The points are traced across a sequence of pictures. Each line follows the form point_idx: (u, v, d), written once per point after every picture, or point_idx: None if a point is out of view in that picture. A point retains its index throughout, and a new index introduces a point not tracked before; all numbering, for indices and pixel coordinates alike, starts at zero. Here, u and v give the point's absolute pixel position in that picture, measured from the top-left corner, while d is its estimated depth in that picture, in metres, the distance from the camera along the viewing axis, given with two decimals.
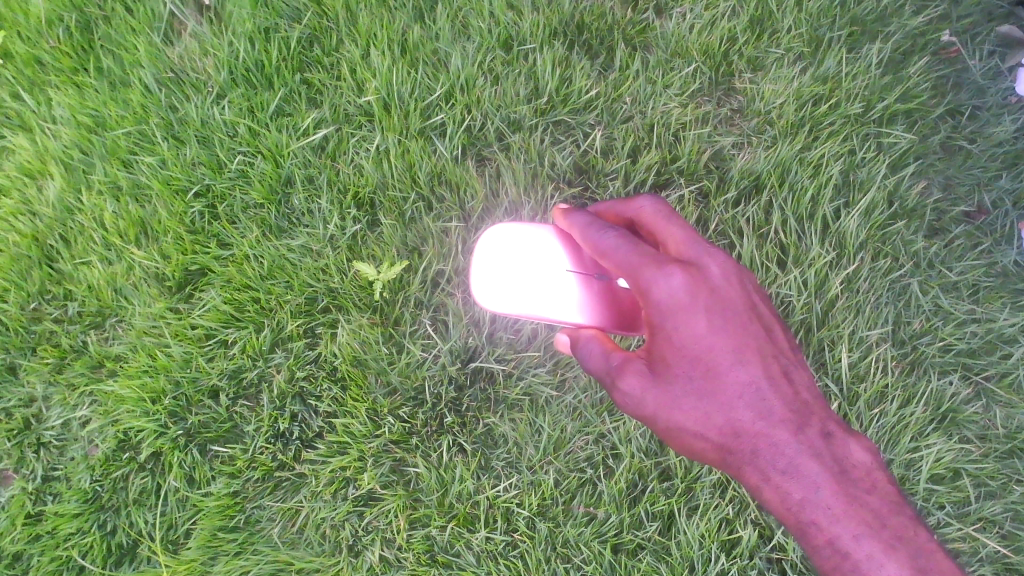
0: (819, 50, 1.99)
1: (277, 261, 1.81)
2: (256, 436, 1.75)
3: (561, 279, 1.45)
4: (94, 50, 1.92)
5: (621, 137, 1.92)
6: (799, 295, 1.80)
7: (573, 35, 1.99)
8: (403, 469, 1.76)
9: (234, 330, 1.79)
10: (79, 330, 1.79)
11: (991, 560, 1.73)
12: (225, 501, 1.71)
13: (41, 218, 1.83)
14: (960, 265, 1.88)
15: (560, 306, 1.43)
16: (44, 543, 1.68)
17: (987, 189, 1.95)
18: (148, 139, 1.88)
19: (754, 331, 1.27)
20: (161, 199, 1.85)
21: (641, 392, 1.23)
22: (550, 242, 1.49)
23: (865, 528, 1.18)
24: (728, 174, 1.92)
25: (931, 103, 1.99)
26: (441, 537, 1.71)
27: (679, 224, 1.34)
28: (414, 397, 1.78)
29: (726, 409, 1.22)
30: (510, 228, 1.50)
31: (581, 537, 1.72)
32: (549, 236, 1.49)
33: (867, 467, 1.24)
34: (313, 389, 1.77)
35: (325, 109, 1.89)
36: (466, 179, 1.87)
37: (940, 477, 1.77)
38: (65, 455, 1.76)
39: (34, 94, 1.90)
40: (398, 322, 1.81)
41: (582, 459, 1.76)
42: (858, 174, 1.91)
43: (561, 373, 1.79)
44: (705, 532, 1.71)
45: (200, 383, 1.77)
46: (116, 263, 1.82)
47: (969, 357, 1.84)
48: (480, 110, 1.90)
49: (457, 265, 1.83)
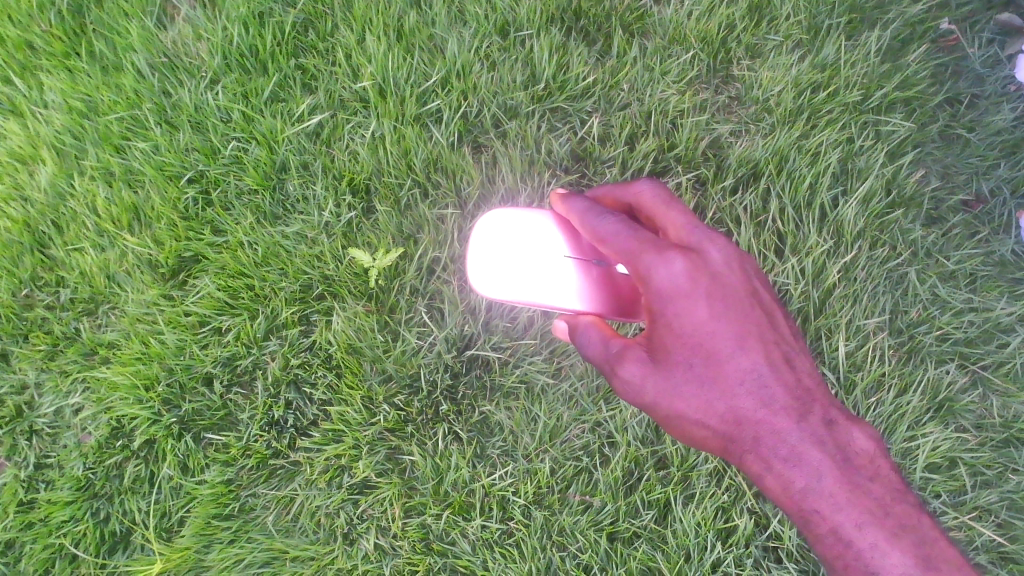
0: (818, 38, 1.98)
1: (271, 247, 1.80)
2: (251, 424, 1.74)
3: (559, 265, 1.44)
4: (86, 34, 1.90)
5: (619, 124, 1.91)
6: (796, 283, 1.80)
7: (570, 21, 1.97)
8: (398, 457, 1.75)
9: (228, 317, 1.78)
10: (72, 316, 1.78)
11: (986, 548, 1.73)
12: (219, 489, 1.70)
13: (32, 204, 1.81)
14: (958, 254, 1.87)
15: (558, 292, 1.42)
16: (37, 531, 1.67)
17: (985, 178, 1.94)
18: (141, 124, 1.86)
19: (755, 317, 1.26)
20: (154, 185, 1.83)
21: (641, 380, 1.22)
22: (546, 227, 1.48)
23: (868, 516, 1.18)
24: (725, 162, 1.90)
25: (930, 91, 1.98)
26: (436, 526, 1.71)
27: (678, 208, 1.33)
28: (410, 385, 1.77)
29: (727, 398, 1.21)
30: (507, 213, 1.50)
31: (578, 526, 1.71)
32: (546, 220, 1.49)
33: (869, 454, 1.24)
34: (307, 376, 1.76)
35: (319, 95, 1.87)
36: (463, 166, 1.85)
37: (936, 466, 1.76)
38: (58, 443, 1.75)
39: (25, 78, 1.88)
40: (394, 310, 1.80)
41: (579, 448, 1.76)
42: (856, 162, 1.90)
43: (558, 361, 1.79)
44: (701, 521, 1.70)
45: (194, 370, 1.75)
46: (109, 249, 1.81)
47: (966, 347, 1.84)
48: (477, 97, 1.89)
49: (453, 252, 1.82)
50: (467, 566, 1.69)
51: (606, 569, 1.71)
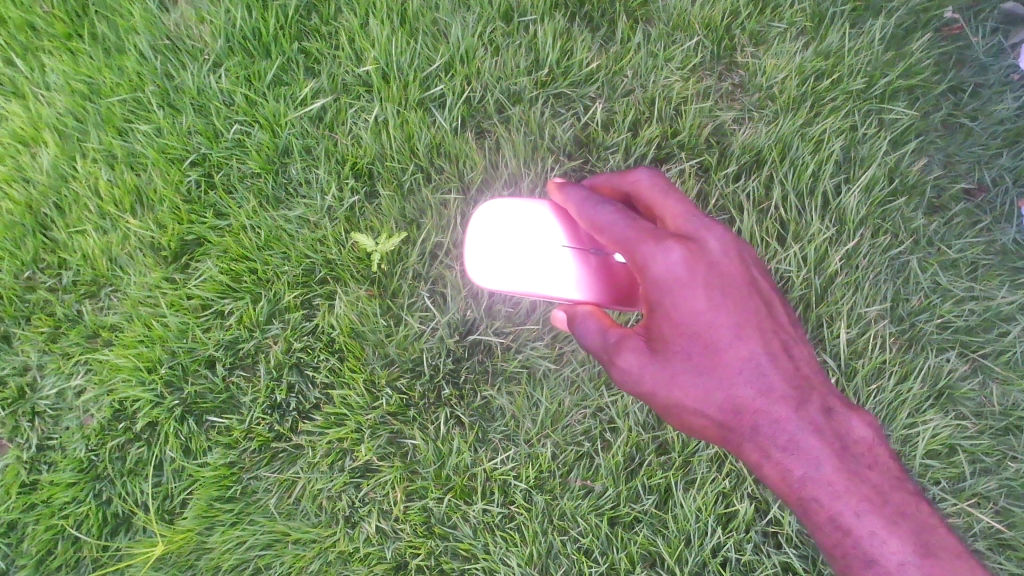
0: (822, 25, 1.98)
1: (274, 232, 1.80)
2: (253, 407, 1.74)
3: (556, 254, 1.43)
4: (88, 16, 1.89)
5: (622, 111, 1.91)
6: (799, 270, 1.80)
7: (574, 7, 1.97)
8: (400, 441, 1.75)
9: (230, 301, 1.78)
10: (74, 299, 1.78)
11: (984, 534, 1.74)
12: (221, 472, 1.71)
13: (34, 185, 1.81)
14: (960, 242, 1.88)
15: (558, 282, 1.42)
16: (39, 512, 1.67)
17: (987, 166, 1.95)
18: (144, 107, 1.86)
19: (754, 306, 1.26)
20: (156, 167, 1.83)
21: (639, 370, 1.23)
22: (543, 217, 1.48)
23: (867, 504, 1.18)
24: (729, 149, 1.91)
25: (933, 80, 1.98)
26: (438, 509, 1.71)
27: (677, 197, 1.33)
28: (412, 369, 1.77)
29: (725, 388, 1.21)
30: (505, 204, 1.49)
31: (579, 510, 1.72)
32: (543, 210, 1.48)
33: (868, 442, 1.25)
34: (310, 360, 1.76)
35: (322, 79, 1.87)
36: (465, 151, 1.85)
37: (936, 454, 1.77)
38: (59, 425, 1.75)
39: (27, 60, 1.87)
40: (397, 294, 1.80)
41: (580, 433, 1.76)
42: (859, 150, 1.90)
43: (560, 346, 1.79)
44: (701, 506, 1.70)
45: (196, 353, 1.75)
46: (111, 232, 1.81)
47: (967, 335, 1.84)
48: (481, 82, 1.89)
49: (456, 238, 1.82)
50: (469, 550, 1.70)
51: (607, 554, 1.71)
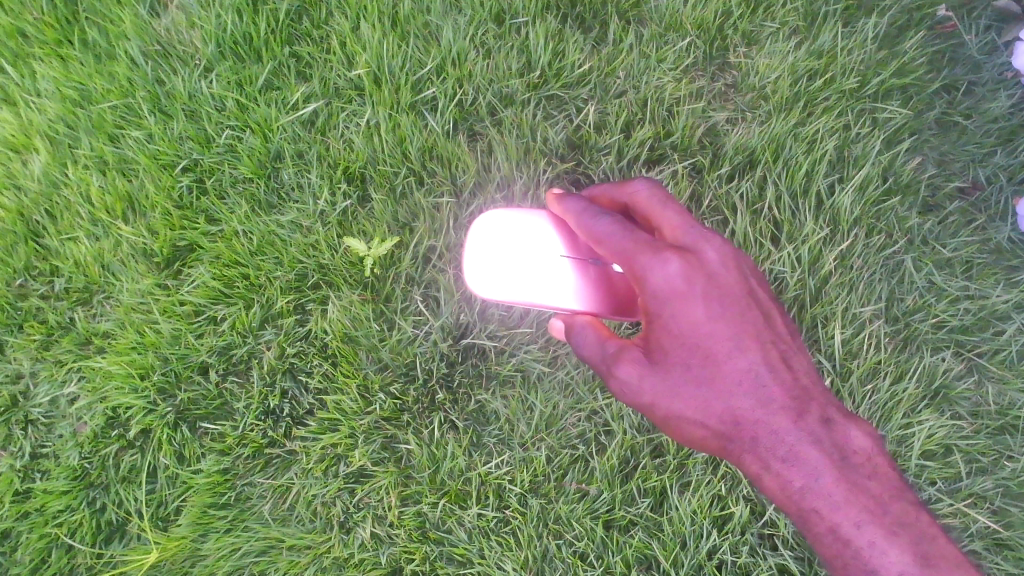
0: (815, 24, 1.97)
1: (266, 236, 1.80)
2: (247, 413, 1.73)
3: (555, 264, 1.43)
4: (78, 22, 1.90)
5: (615, 112, 1.90)
6: (793, 271, 1.80)
7: (566, 8, 1.96)
8: (394, 446, 1.75)
9: (223, 306, 1.78)
10: (67, 306, 1.78)
11: (981, 534, 1.73)
12: (215, 478, 1.70)
13: (26, 193, 1.81)
14: (954, 241, 1.87)
15: (556, 292, 1.41)
16: (33, 520, 1.67)
17: (982, 165, 1.94)
18: (135, 112, 1.85)
19: (752, 316, 1.25)
20: (148, 173, 1.83)
21: (637, 382, 1.22)
22: (542, 227, 1.48)
23: (867, 515, 1.18)
24: (722, 150, 1.90)
25: (926, 78, 1.98)
26: (433, 514, 1.70)
27: (674, 207, 1.32)
28: (405, 373, 1.76)
29: (724, 400, 1.21)
30: (504, 214, 1.50)
31: (574, 514, 1.71)
32: (541, 221, 1.49)
33: (867, 452, 1.24)
34: (303, 365, 1.75)
35: (314, 83, 1.87)
36: (458, 154, 1.85)
37: (932, 454, 1.76)
38: (53, 433, 1.74)
39: (17, 66, 1.87)
40: (390, 298, 1.79)
41: (575, 436, 1.76)
42: (853, 150, 1.89)
43: (554, 349, 1.78)
44: (696, 508, 1.70)
45: (189, 360, 1.75)
46: (104, 239, 1.80)
47: (962, 334, 1.83)
48: (472, 85, 1.88)
49: (449, 241, 1.81)
50: (464, 554, 1.69)
51: (602, 557, 1.70)
